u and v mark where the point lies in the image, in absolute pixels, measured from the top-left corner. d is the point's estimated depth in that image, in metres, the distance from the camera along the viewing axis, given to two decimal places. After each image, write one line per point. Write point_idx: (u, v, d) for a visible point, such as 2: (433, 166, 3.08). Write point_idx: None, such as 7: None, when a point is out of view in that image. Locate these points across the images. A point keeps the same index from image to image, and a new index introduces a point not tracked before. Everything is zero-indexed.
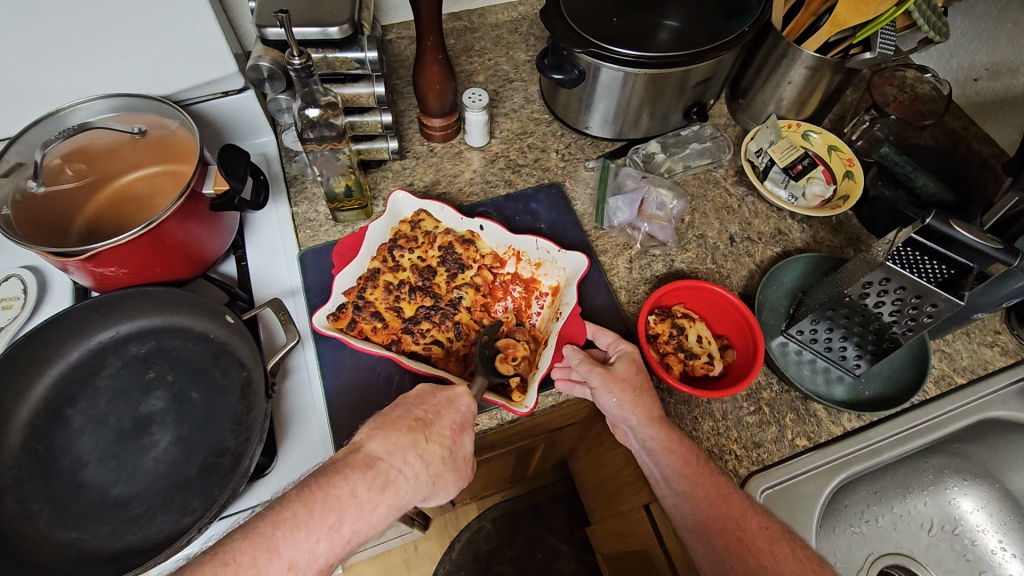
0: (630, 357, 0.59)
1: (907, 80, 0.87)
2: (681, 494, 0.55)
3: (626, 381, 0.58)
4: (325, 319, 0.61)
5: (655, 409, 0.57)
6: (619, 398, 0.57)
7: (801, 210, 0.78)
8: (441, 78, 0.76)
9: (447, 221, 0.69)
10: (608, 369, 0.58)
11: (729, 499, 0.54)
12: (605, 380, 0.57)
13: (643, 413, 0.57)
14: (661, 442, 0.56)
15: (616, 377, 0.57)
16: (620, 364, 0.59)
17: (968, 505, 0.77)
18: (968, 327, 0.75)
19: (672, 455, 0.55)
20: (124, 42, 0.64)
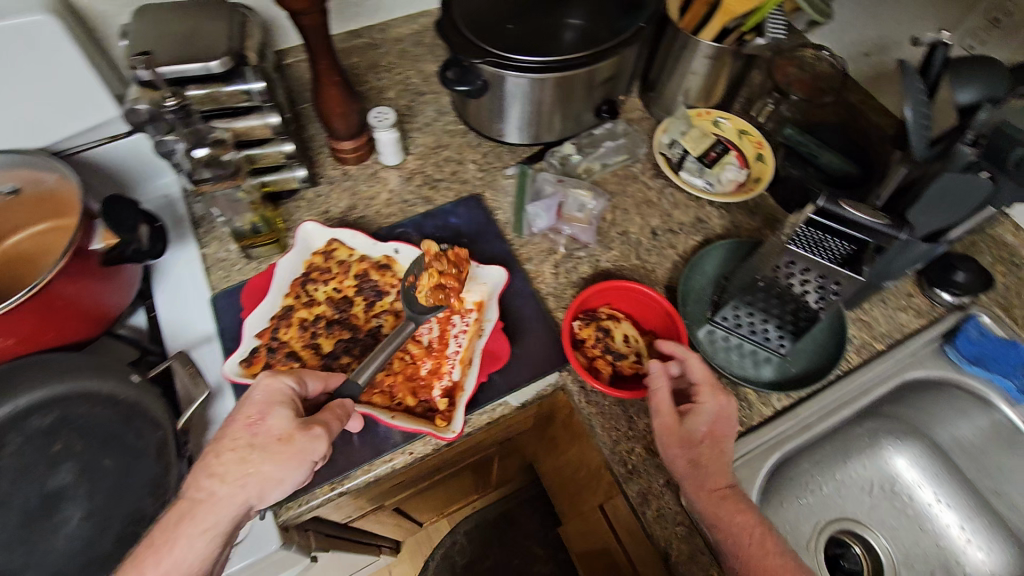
0: (711, 416, 0.60)
1: (806, 59, 0.88)
2: (732, 568, 0.54)
3: (699, 445, 0.58)
4: (238, 366, 0.59)
5: (712, 478, 0.57)
6: (673, 459, 0.58)
7: (717, 197, 0.79)
8: (342, 100, 0.74)
9: (360, 247, 0.68)
10: (673, 425, 0.59)
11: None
12: (665, 438, 0.59)
13: (694, 478, 0.57)
14: (713, 514, 0.55)
15: (676, 438, 0.58)
16: (693, 422, 0.59)
17: (903, 463, 0.80)
18: (883, 294, 0.77)
19: (724, 528, 0.55)
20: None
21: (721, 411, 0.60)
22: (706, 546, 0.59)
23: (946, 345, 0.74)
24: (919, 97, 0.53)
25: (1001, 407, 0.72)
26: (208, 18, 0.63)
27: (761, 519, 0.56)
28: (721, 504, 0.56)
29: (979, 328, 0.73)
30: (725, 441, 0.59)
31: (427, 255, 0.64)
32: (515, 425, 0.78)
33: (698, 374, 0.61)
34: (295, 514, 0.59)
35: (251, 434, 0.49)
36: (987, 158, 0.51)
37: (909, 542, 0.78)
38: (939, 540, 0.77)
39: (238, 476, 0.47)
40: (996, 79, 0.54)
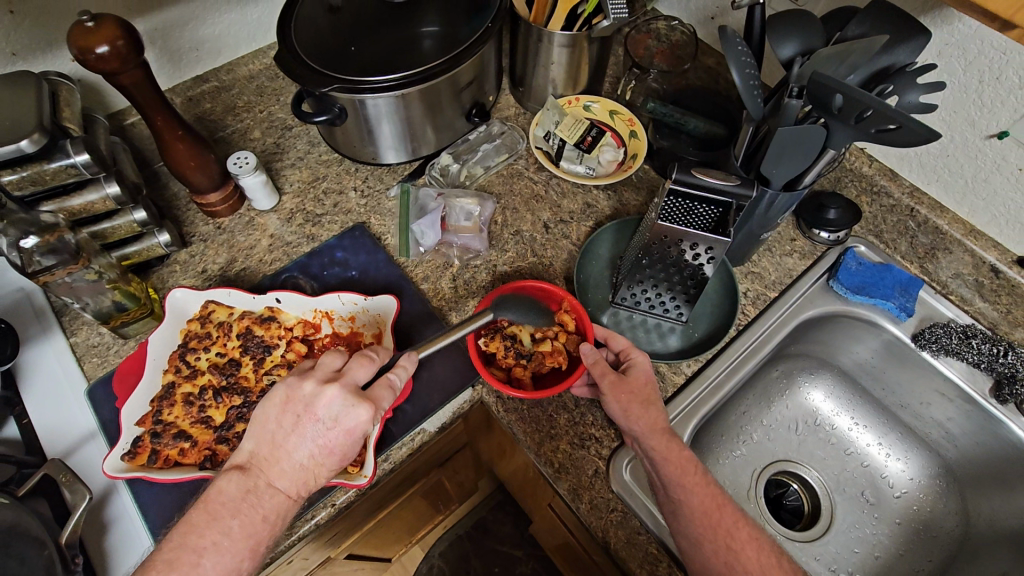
0: (646, 371, 0.60)
1: (661, 31, 0.90)
2: (675, 502, 0.54)
3: (644, 393, 0.58)
4: (121, 461, 0.54)
5: (659, 420, 0.57)
6: (625, 407, 0.57)
7: (599, 181, 0.80)
8: (194, 152, 0.69)
9: (240, 304, 0.64)
10: (618, 378, 0.58)
11: (722, 510, 0.53)
12: (615, 389, 0.58)
13: (643, 420, 0.57)
14: (662, 451, 0.55)
15: (628, 387, 0.58)
16: (633, 375, 0.59)
17: (819, 396, 0.84)
18: (768, 244, 0.81)
19: (671, 464, 0.54)
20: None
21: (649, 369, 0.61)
22: (642, 525, 0.60)
23: (831, 281, 0.78)
24: (745, 60, 0.55)
25: (887, 327, 0.76)
26: (12, 93, 0.58)
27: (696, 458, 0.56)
28: (668, 441, 0.55)
29: (857, 259, 0.78)
30: (658, 393, 0.60)
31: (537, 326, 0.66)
32: (446, 446, 0.77)
33: (620, 342, 0.63)
34: None
35: (313, 415, 0.50)
36: (816, 108, 0.55)
37: (837, 470, 0.81)
38: (864, 460, 0.81)
39: (297, 442, 0.50)
40: (810, 30, 0.57)
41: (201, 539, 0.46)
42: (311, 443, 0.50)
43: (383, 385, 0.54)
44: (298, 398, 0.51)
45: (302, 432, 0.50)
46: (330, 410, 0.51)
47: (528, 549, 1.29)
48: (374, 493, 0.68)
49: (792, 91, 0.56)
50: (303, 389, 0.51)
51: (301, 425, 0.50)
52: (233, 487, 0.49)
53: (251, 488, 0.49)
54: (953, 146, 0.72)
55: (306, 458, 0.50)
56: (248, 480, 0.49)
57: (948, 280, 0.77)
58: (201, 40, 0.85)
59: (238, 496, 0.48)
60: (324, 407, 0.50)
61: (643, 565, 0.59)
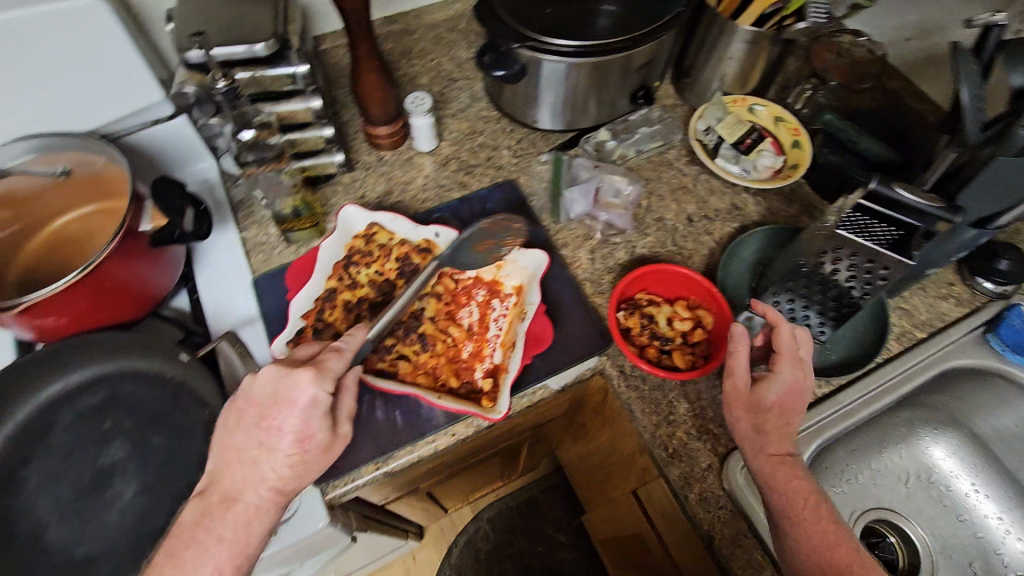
0: (787, 388, 0.56)
1: (845, 45, 0.84)
2: (781, 534, 0.52)
3: (763, 416, 0.56)
4: (286, 346, 0.60)
5: (773, 445, 0.55)
6: (735, 429, 0.56)
7: (754, 184, 0.78)
8: (381, 85, 0.74)
9: (401, 231, 0.68)
10: (744, 393, 0.57)
11: (836, 549, 0.50)
12: (733, 402, 0.57)
13: (756, 446, 0.55)
14: (770, 480, 0.54)
15: (747, 405, 0.57)
16: (772, 391, 0.56)
17: (941, 452, 0.79)
18: (924, 282, 0.76)
19: (783, 495, 0.53)
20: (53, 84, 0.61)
21: (794, 385, 0.57)
22: (749, 530, 0.60)
23: (989, 334, 0.73)
24: (976, 80, 0.52)
25: None
26: (252, 2, 0.63)
27: (816, 490, 0.53)
28: (777, 470, 0.54)
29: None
30: (801, 410, 0.57)
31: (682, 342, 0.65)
32: (549, 410, 0.78)
33: (782, 344, 0.58)
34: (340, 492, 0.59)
35: (251, 398, 0.52)
36: None
37: (946, 533, 0.77)
38: (978, 531, 0.76)
39: (254, 436, 0.51)
40: None
41: (207, 535, 0.49)
42: (296, 430, 0.51)
43: (331, 354, 0.54)
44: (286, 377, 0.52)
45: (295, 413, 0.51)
46: (283, 393, 0.51)
47: (575, 537, 1.28)
48: (485, 436, 0.70)
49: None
50: (266, 374, 0.52)
51: (268, 416, 0.51)
52: (212, 496, 0.51)
53: (215, 498, 0.51)
54: None
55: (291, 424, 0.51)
56: (205, 497, 0.51)
57: None
58: None
59: (218, 504, 0.51)
60: (257, 389, 0.51)
61: (745, 569, 0.58)
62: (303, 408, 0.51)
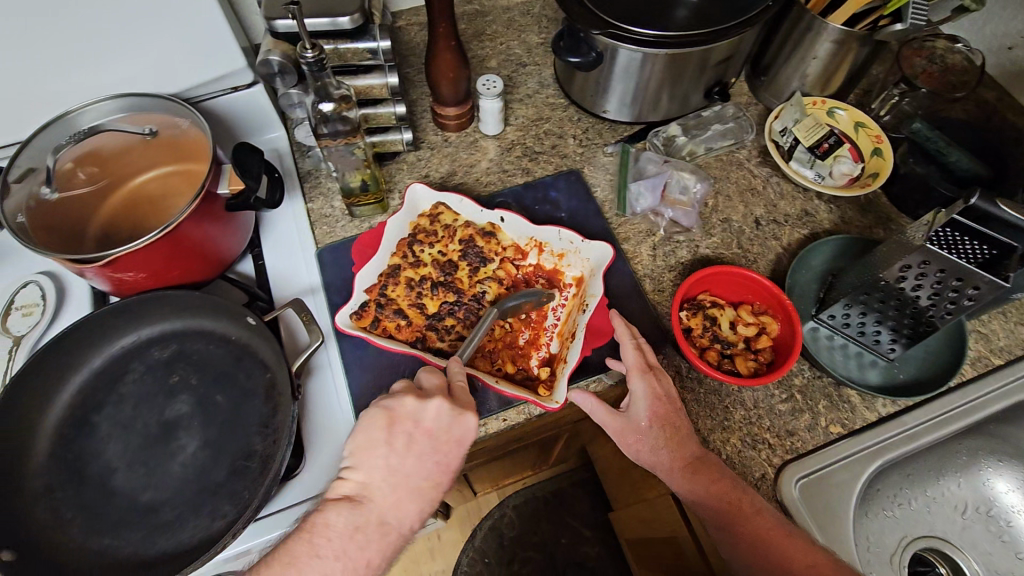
0: (648, 401, 0.56)
1: (937, 50, 0.82)
2: (720, 542, 0.54)
3: (652, 436, 0.56)
4: (348, 318, 0.61)
5: (677, 456, 0.55)
6: (639, 453, 0.57)
7: (828, 190, 0.75)
8: (455, 65, 0.73)
9: (466, 213, 0.68)
10: (623, 422, 0.57)
11: (771, 539, 0.52)
12: (622, 431, 0.57)
13: (663, 464, 0.56)
14: (692, 495, 0.54)
15: (633, 432, 0.57)
16: (634, 412, 0.57)
17: (1003, 485, 0.75)
18: (1005, 307, 0.72)
19: (699, 506, 0.54)
20: (144, 45, 0.63)
21: (651, 396, 0.56)
22: None
23: None
24: None
25: None
26: None
27: (734, 485, 0.54)
28: (692, 482, 0.54)
29: None
30: (677, 415, 0.56)
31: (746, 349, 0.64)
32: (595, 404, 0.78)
33: (628, 357, 0.57)
34: None
35: (415, 422, 0.53)
36: None
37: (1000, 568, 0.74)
38: None
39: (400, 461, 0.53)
40: None
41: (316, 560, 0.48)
42: (435, 457, 0.53)
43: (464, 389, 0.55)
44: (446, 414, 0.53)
45: (443, 454, 0.53)
46: (439, 422, 0.53)
47: (599, 533, 1.28)
48: (533, 425, 0.70)
49: None
50: (405, 405, 0.53)
51: (412, 443, 0.53)
52: (343, 520, 0.50)
53: (359, 525, 0.51)
54: None
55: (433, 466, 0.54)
56: (355, 516, 0.51)
57: None
58: None
59: (346, 530, 0.50)
60: (429, 420, 0.53)
61: None
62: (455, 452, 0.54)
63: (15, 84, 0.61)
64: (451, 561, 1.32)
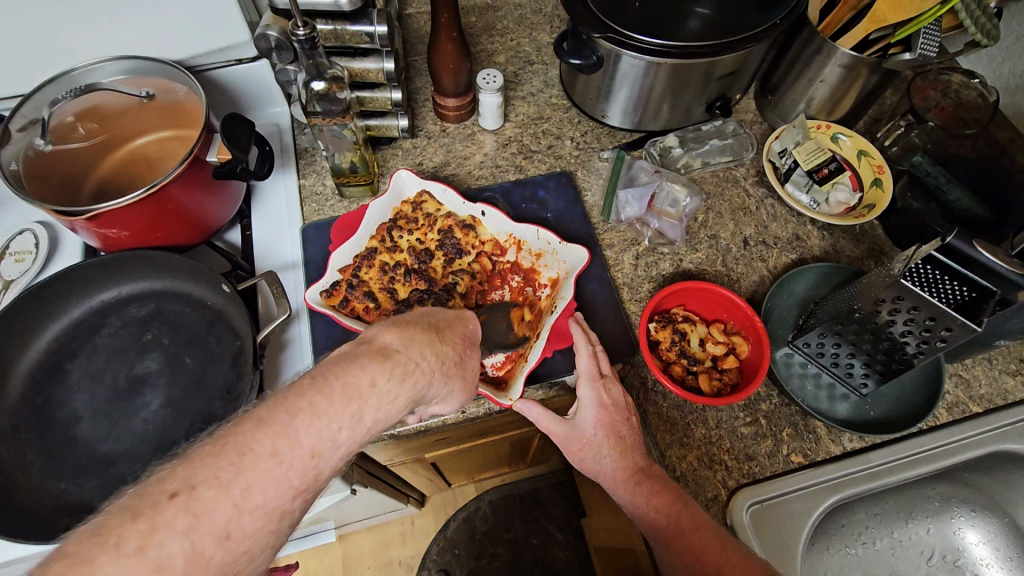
0: (594, 408, 0.57)
1: (952, 85, 0.79)
2: (660, 553, 0.53)
3: (596, 445, 0.56)
4: (319, 295, 0.61)
5: (619, 465, 0.56)
6: (582, 462, 0.58)
7: (821, 217, 0.74)
8: (455, 57, 0.74)
9: (448, 204, 0.69)
10: (567, 434, 0.58)
11: (708, 553, 0.50)
12: (567, 442, 0.58)
13: (607, 473, 0.57)
14: (635, 503, 0.54)
15: (579, 442, 0.57)
16: (580, 422, 0.57)
17: (972, 536, 0.74)
18: (990, 353, 0.70)
19: (639, 517, 0.54)
20: (151, 9, 0.64)
21: (598, 404, 0.57)
22: None
23: None
24: None
25: None
26: None
27: (677, 498, 0.54)
28: (634, 492, 0.54)
29: None
30: (621, 424, 0.57)
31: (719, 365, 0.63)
32: None
33: (580, 365, 0.58)
34: None
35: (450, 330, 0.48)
36: None
37: None
38: None
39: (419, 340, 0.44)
40: None
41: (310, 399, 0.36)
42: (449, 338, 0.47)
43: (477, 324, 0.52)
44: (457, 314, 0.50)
45: (441, 345, 0.45)
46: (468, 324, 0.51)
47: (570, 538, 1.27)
48: (494, 421, 0.70)
49: None
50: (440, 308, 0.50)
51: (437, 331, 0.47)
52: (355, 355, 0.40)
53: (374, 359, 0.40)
54: None
55: (430, 362, 0.43)
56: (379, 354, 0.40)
57: None
58: None
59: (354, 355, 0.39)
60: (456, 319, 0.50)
61: None
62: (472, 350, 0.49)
63: (24, 36, 0.63)
64: (421, 550, 1.32)
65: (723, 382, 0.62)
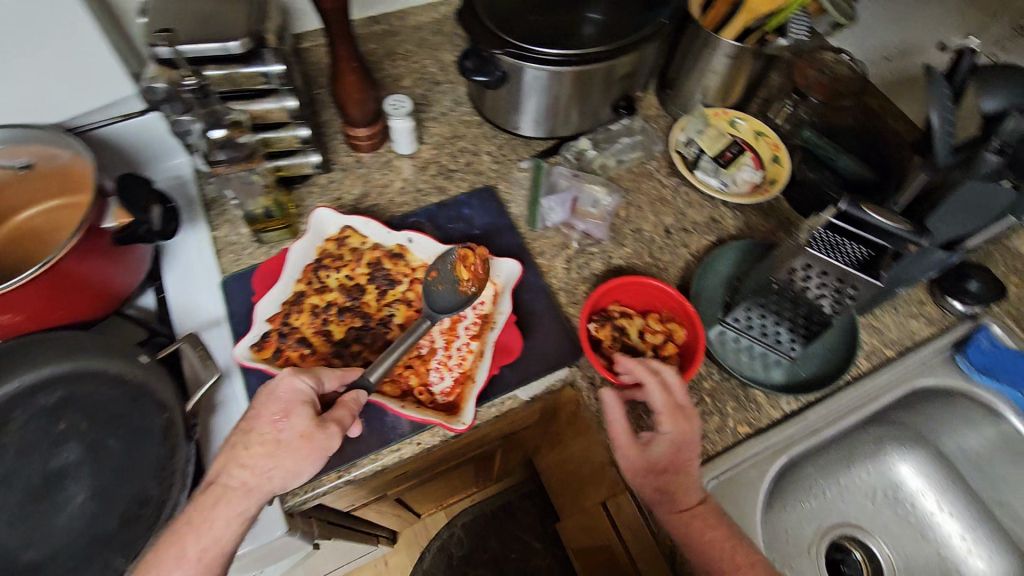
0: (671, 445, 0.56)
1: (827, 62, 0.85)
2: None
3: (663, 477, 0.56)
4: (249, 350, 0.60)
5: (681, 499, 0.56)
6: (641, 487, 0.57)
7: (732, 198, 0.78)
8: (360, 87, 0.72)
9: (373, 236, 0.68)
10: (632, 456, 0.57)
11: None
12: (631, 469, 0.57)
13: (663, 502, 0.56)
14: (684, 533, 0.55)
15: (642, 469, 0.57)
16: (657, 448, 0.57)
17: (907, 470, 0.79)
18: (895, 301, 0.77)
19: (690, 549, 0.54)
20: (15, 74, 0.59)
21: (681, 438, 0.57)
22: None
23: (957, 355, 0.73)
24: (945, 104, 0.53)
25: (1009, 417, 0.72)
26: None
27: (729, 534, 0.55)
28: (689, 527, 0.55)
29: (990, 338, 0.73)
30: (693, 459, 0.57)
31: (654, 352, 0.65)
32: (521, 418, 0.78)
33: (660, 403, 0.57)
34: (300, 501, 0.59)
35: (275, 432, 0.51)
36: (1011, 170, 0.51)
37: (908, 549, 0.77)
38: (939, 548, 0.76)
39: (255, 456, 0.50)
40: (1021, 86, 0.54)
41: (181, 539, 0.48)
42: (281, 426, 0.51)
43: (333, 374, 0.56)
44: (264, 390, 0.53)
45: (251, 447, 0.51)
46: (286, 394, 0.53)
47: (548, 544, 1.26)
48: (452, 446, 0.69)
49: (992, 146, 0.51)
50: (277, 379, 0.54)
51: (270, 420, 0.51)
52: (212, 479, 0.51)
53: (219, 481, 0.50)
54: None
55: (244, 473, 0.50)
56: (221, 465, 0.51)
57: None
58: None
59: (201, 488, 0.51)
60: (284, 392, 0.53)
61: None
62: (298, 419, 0.51)
63: None
64: None
65: (662, 368, 0.64)
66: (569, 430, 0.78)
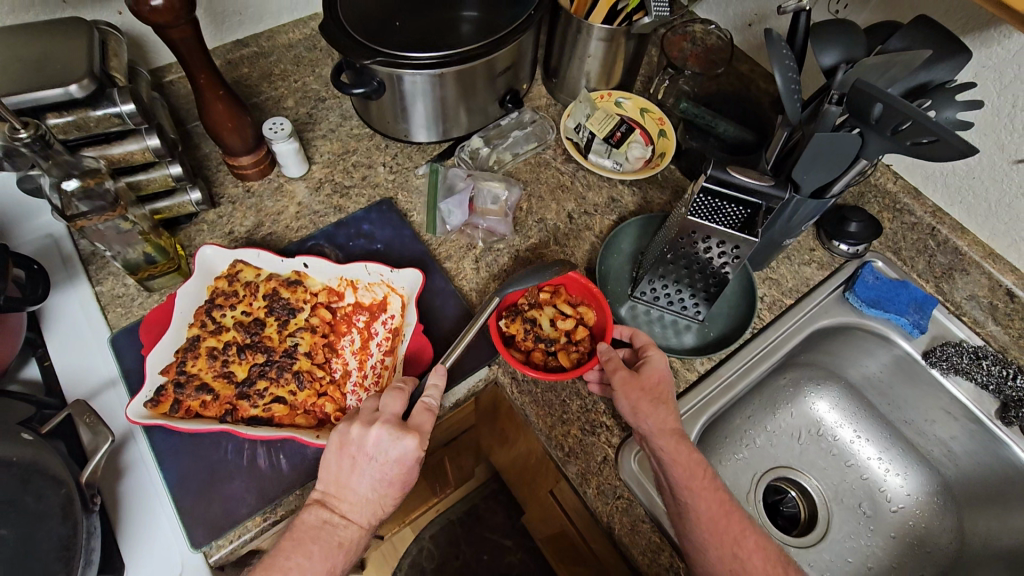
0: (661, 366, 0.61)
1: (697, 34, 0.89)
2: (681, 503, 0.55)
3: (655, 392, 0.59)
4: (144, 408, 0.57)
5: (669, 420, 0.58)
6: (635, 404, 0.58)
7: (625, 176, 0.80)
8: (232, 114, 0.69)
9: (267, 266, 0.67)
10: (630, 377, 0.59)
11: (728, 516, 0.54)
12: (626, 385, 0.59)
13: (655, 420, 0.57)
14: (671, 453, 0.56)
15: (638, 385, 0.59)
16: (647, 372, 0.60)
17: (824, 406, 0.84)
18: (788, 251, 0.82)
19: (680, 466, 0.55)
20: None
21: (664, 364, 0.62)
22: (646, 514, 0.61)
23: (847, 292, 0.78)
24: (787, 63, 0.56)
25: (899, 342, 0.77)
26: (66, 43, 0.60)
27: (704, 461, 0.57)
28: (676, 447, 0.56)
29: (874, 273, 0.78)
30: (671, 393, 0.60)
31: (571, 338, 0.67)
32: (456, 423, 0.77)
33: (642, 339, 0.64)
34: (227, 552, 0.56)
35: (392, 479, 0.54)
36: (853, 115, 0.55)
37: (836, 480, 0.81)
38: (863, 473, 0.81)
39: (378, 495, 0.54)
40: (852, 39, 0.58)
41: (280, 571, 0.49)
42: (371, 477, 0.53)
43: (422, 411, 0.56)
44: (385, 439, 0.54)
45: (381, 487, 0.54)
46: (379, 446, 0.53)
47: (518, 540, 1.27)
48: None
49: (832, 98, 0.57)
50: (351, 434, 0.54)
51: (358, 467, 0.53)
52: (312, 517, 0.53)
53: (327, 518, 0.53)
54: (980, 168, 0.73)
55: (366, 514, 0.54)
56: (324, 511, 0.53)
57: (963, 300, 0.79)
58: (245, 5, 0.86)
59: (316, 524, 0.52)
60: (375, 445, 0.53)
61: (646, 553, 0.60)
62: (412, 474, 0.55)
63: None
64: None
65: (579, 352, 0.66)
66: (507, 428, 0.78)
